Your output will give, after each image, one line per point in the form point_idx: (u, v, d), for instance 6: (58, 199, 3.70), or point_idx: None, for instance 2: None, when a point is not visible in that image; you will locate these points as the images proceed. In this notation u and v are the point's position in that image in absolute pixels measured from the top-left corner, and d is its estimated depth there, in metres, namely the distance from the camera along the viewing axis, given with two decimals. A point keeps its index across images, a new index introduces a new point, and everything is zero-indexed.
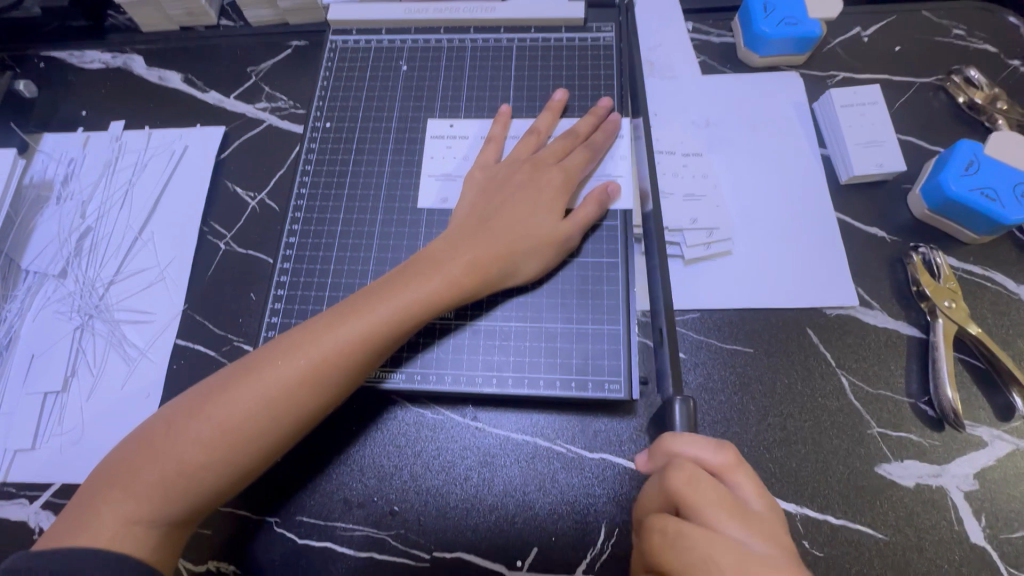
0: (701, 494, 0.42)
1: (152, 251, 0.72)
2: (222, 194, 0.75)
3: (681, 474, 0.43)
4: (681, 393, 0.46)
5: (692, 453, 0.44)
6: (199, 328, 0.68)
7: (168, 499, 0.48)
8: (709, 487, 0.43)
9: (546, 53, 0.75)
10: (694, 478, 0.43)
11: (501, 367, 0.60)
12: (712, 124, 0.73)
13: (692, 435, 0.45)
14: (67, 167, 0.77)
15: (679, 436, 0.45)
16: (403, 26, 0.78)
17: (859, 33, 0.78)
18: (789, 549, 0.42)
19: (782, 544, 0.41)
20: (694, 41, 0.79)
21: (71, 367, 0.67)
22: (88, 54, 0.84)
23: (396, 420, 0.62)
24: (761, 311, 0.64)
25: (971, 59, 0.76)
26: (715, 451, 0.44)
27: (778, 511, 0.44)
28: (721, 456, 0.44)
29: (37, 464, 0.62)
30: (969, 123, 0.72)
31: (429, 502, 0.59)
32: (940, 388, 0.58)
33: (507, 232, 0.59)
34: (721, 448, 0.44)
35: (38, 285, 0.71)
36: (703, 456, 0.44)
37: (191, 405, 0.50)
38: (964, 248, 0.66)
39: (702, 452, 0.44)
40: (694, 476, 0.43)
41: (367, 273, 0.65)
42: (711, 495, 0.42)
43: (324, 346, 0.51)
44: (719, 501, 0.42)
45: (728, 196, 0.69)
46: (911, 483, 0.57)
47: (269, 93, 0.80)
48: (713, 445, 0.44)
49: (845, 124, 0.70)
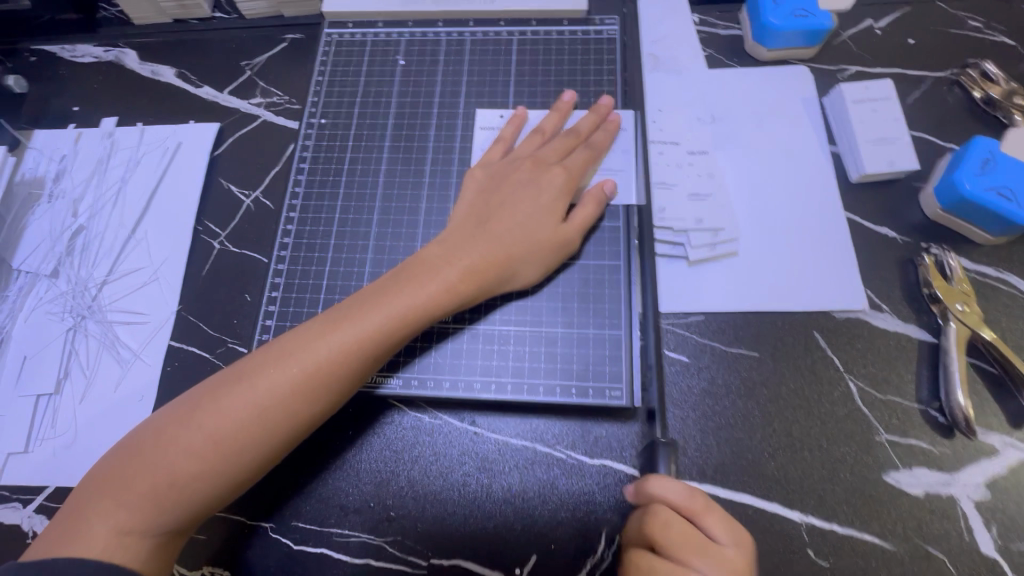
0: (672, 536, 0.46)
1: (146, 250, 0.71)
2: (216, 192, 0.73)
3: (655, 518, 0.47)
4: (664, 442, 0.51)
5: (666, 496, 0.47)
6: (193, 329, 0.67)
7: (160, 509, 0.47)
8: (680, 531, 0.46)
9: (548, 47, 0.73)
10: (666, 522, 0.46)
11: (500, 372, 0.59)
12: (718, 120, 0.71)
13: (669, 480, 0.48)
14: (59, 164, 0.76)
15: (655, 480, 0.48)
16: (400, 19, 0.75)
17: (872, 25, 0.75)
18: None
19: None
20: (700, 34, 0.77)
21: (63, 369, 0.66)
22: (80, 48, 0.82)
23: (393, 424, 0.60)
24: (767, 313, 0.62)
25: (987, 52, 0.73)
26: (689, 497, 0.47)
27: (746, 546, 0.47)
28: (694, 501, 0.47)
29: (30, 467, 0.62)
30: (984, 119, 0.70)
31: (426, 508, 0.58)
32: (951, 394, 0.57)
33: (506, 235, 0.57)
34: (694, 494, 0.47)
35: (30, 285, 0.70)
36: (676, 500, 0.47)
37: (182, 414, 0.49)
38: (977, 249, 0.64)
39: (675, 497, 0.47)
40: (667, 521, 0.46)
41: (363, 274, 0.64)
42: (681, 538, 0.46)
43: (317, 353, 0.50)
44: (689, 543, 0.45)
45: (734, 195, 0.67)
46: (919, 492, 0.55)
47: (264, 87, 0.78)
48: (687, 490, 0.47)
49: (856, 121, 0.68)
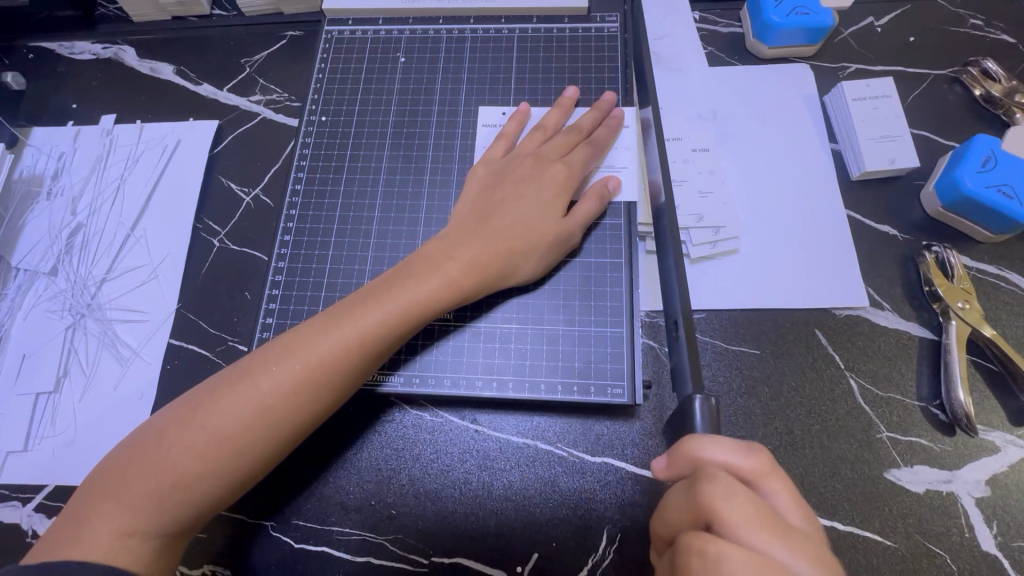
0: (738, 509, 0.38)
1: (145, 248, 0.71)
2: (215, 190, 0.73)
3: (715, 486, 0.39)
4: (700, 391, 0.44)
5: (722, 459, 0.40)
6: (193, 327, 0.66)
7: (163, 510, 0.47)
8: (746, 501, 0.38)
9: (549, 44, 0.73)
10: (730, 491, 0.39)
11: (501, 370, 0.59)
12: (718, 118, 0.71)
13: (722, 440, 0.41)
14: (57, 162, 0.76)
15: (707, 441, 0.41)
16: (400, 16, 0.75)
17: (872, 23, 0.75)
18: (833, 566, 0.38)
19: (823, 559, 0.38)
20: (701, 32, 0.77)
21: (62, 368, 0.66)
22: (78, 45, 0.82)
23: (394, 422, 0.60)
24: (769, 311, 0.62)
25: (987, 50, 0.73)
26: (747, 458, 0.40)
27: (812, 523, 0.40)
28: (753, 462, 0.41)
29: (29, 467, 0.61)
30: (984, 117, 0.70)
31: (428, 506, 0.58)
32: (951, 391, 0.57)
33: (509, 230, 0.57)
34: (751, 453, 0.41)
35: (29, 283, 0.70)
36: (734, 464, 0.40)
37: (183, 414, 0.49)
38: (978, 247, 0.64)
39: (732, 460, 0.40)
40: (730, 488, 0.39)
41: (364, 272, 0.63)
42: (750, 511, 0.38)
43: (319, 350, 0.50)
44: (758, 516, 0.38)
45: (736, 193, 0.67)
46: (921, 489, 0.55)
47: (263, 85, 0.78)
48: (744, 450, 0.41)
49: (857, 118, 0.68)
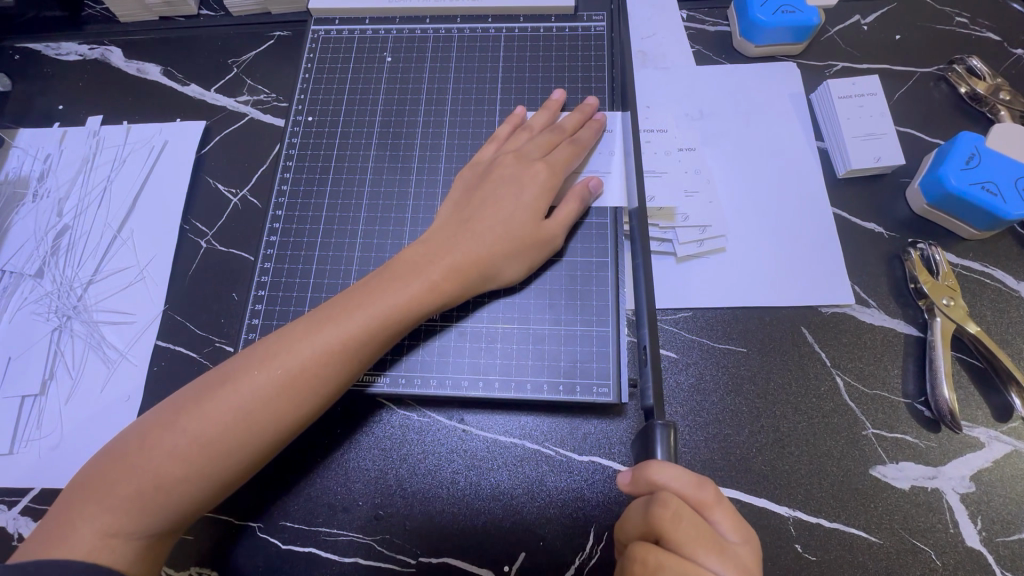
0: (683, 530, 0.41)
1: (132, 249, 0.70)
2: (203, 191, 0.73)
3: (665, 511, 0.41)
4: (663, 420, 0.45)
5: (675, 486, 0.42)
6: (180, 328, 0.66)
7: (145, 511, 0.46)
8: (692, 524, 0.41)
9: (536, 43, 0.73)
10: (678, 514, 0.41)
11: (487, 370, 0.59)
12: (705, 116, 0.71)
13: (678, 468, 0.43)
14: (44, 163, 0.75)
15: (664, 467, 0.42)
16: (387, 16, 0.75)
17: (859, 21, 0.76)
18: None
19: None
20: (688, 30, 0.77)
21: (48, 370, 0.66)
22: (64, 46, 0.81)
23: (382, 423, 0.60)
24: (755, 309, 0.63)
25: (972, 48, 0.74)
26: (700, 487, 0.42)
27: (752, 541, 0.43)
28: (704, 492, 0.42)
29: (15, 470, 0.61)
30: (969, 114, 0.70)
31: (415, 506, 0.58)
32: (937, 388, 0.57)
33: (489, 233, 0.57)
34: (703, 483, 0.43)
35: (14, 285, 0.69)
36: (687, 491, 0.42)
37: (166, 417, 0.49)
38: (963, 244, 0.65)
39: (686, 487, 0.42)
40: (678, 513, 0.41)
41: (350, 272, 0.63)
42: (694, 533, 0.41)
43: (302, 354, 0.50)
44: (701, 538, 0.41)
45: (722, 191, 0.67)
46: (906, 486, 0.55)
47: (251, 85, 0.78)
48: (698, 480, 0.43)
49: (843, 116, 0.68)
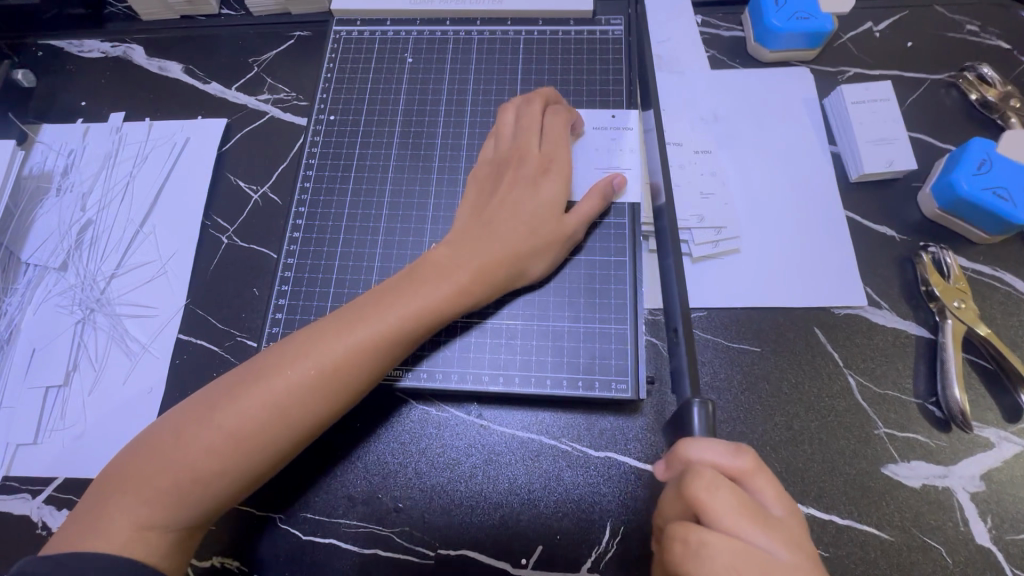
0: (723, 500, 0.41)
1: (154, 243, 0.71)
2: (224, 187, 0.74)
3: (701, 481, 0.41)
4: (699, 396, 0.46)
5: (708, 459, 0.43)
6: (202, 322, 0.67)
7: (181, 504, 0.47)
8: (730, 494, 0.41)
9: (555, 46, 0.74)
10: (714, 484, 0.41)
11: (507, 365, 0.60)
12: (720, 119, 0.72)
13: (711, 440, 0.43)
14: (67, 159, 0.76)
15: (695, 441, 0.43)
16: (409, 17, 0.76)
17: (871, 28, 0.77)
18: (810, 556, 0.41)
19: (799, 545, 0.41)
20: (703, 35, 0.78)
21: (72, 362, 0.67)
22: (88, 43, 0.83)
23: (401, 417, 0.61)
24: (768, 310, 0.64)
25: (983, 55, 0.75)
26: (735, 456, 0.43)
27: (794, 513, 0.43)
28: (740, 461, 0.43)
29: (40, 459, 0.62)
30: (980, 121, 0.72)
31: (434, 499, 0.59)
32: (948, 389, 0.58)
33: (515, 228, 0.58)
34: (739, 450, 0.43)
35: (38, 279, 0.71)
36: (721, 462, 0.43)
37: (199, 412, 0.49)
38: (973, 248, 0.66)
39: (720, 459, 0.43)
40: (714, 482, 0.41)
41: (372, 269, 0.64)
42: (732, 502, 0.41)
43: (334, 351, 0.51)
44: (742, 508, 0.41)
45: (737, 193, 0.68)
46: (917, 484, 0.56)
47: (271, 84, 0.79)
48: (731, 450, 0.43)
49: (856, 121, 0.69)
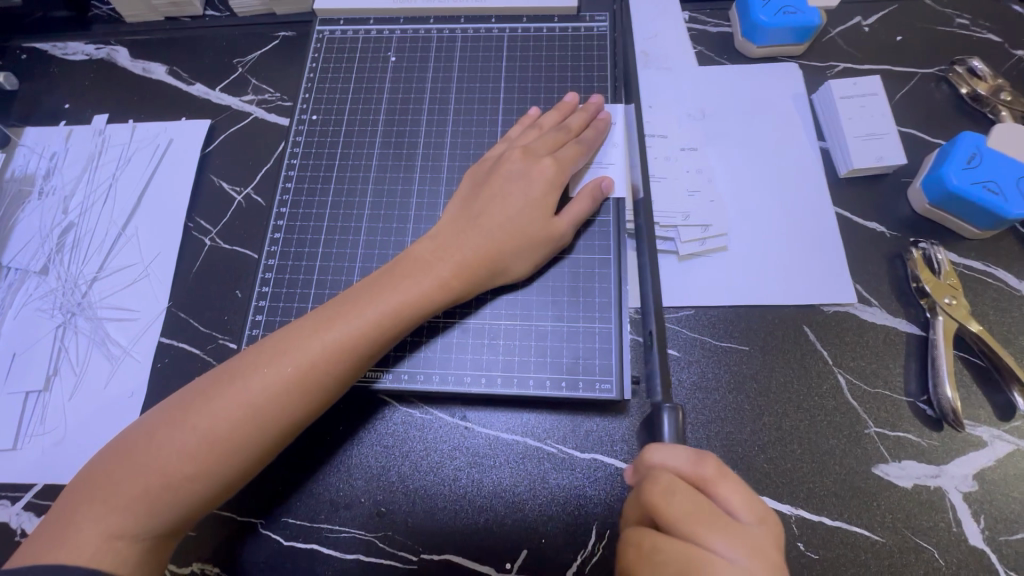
0: (678, 505, 0.42)
1: (137, 246, 0.71)
2: (207, 189, 0.73)
3: (658, 488, 0.42)
4: (670, 403, 0.46)
5: (668, 464, 0.43)
6: (183, 325, 0.66)
7: (152, 510, 0.47)
8: (688, 499, 0.42)
9: (539, 44, 0.73)
10: (671, 489, 0.42)
11: (490, 367, 0.59)
12: (708, 116, 0.71)
13: (675, 446, 0.44)
14: (49, 162, 0.76)
15: (656, 446, 0.44)
16: (392, 16, 0.76)
17: (860, 23, 0.76)
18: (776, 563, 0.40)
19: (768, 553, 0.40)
20: (690, 31, 0.77)
21: (53, 367, 0.66)
22: (71, 46, 0.82)
23: (384, 420, 0.60)
24: (757, 308, 0.63)
25: (973, 48, 0.74)
26: (696, 462, 0.43)
27: (768, 522, 0.42)
28: (701, 468, 0.43)
29: (19, 466, 0.61)
30: (970, 114, 0.71)
31: (417, 503, 0.58)
32: (939, 387, 0.57)
33: (496, 229, 0.57)
34: (701, 458, 0.43)
35: (19, 282, 0.70)
36: (681, 469, 0.43)
37: (173, 416, 0.49)
38: (965, 243, 0.65)
39: (681, 465, 0.43)
40: (670, 488, 0.42)
41: (354, 269, 0.64)
42: (691, 508, 0.41)
43: (310, 351, 0.50)
44: (700, 513, 0.41)
45: (725, 190, 0.67)
46: (908, 484, 0.55)
47: (255, 85, 0.78)
48: (693, 457, 0.43)
49: (844, 116, 0.68)
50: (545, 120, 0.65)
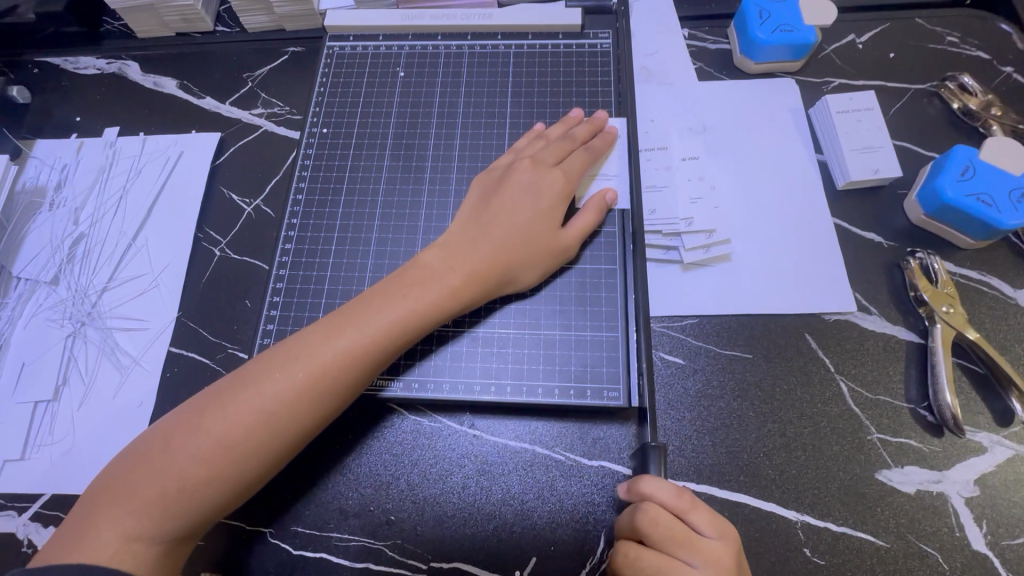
0: (660, 531, 0.48)
1: (147, 257, 0.71)
2: (217, 201, 0.74)
3: (645, 516, 0.48)
4: (656, 442, 0.52)
5: (656, 497, 0.49)
6: (193, 335, 0.67)
7: (168, 514, 0.47)
8: (668, 528, 0.48)
9: (544, 60, 0.75)
10: (655, 518, 0.48)
11: (499, 375, 0.60)
12: (708, 129, 0.73)
13: (661, 480, 0.50)
14: (60, 174, 0.77)
15: (647, 479, 0.50)
16: (400, 32, 0.78)
17: (854, 40, 0.79)
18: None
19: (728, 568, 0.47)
20: (690, 48, 0.80)
21: (62, 377, 0.66)
22: (83, 60, 0.84)
23: (393, 428, 0.61)
24: (760, 317, 0.64)
25: (963, 65, 0.77)
26: (678, 496, 0.49)
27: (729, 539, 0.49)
28: (681, 501, 0.49)
29: (26, 475, 0.61)
30: (962, 128, 0.73)
31: (426, 511, 0.58)
32: (939, 394, 0.58)
33: (507, 237, 0.59)
34: (682, 492, 0.49)
35: (29, 292, 0.70)
36: (666, 501, 0.49)
37: (189, 420, 0.49)
38: (960, 253, 0.66)
39: (666, 498, 0.49)
40: (655, 516, 0.48)
41: (364, 279, 0.65)
42: (670, 535, 0.48)
43: (324, 356, 0.51)
44: (677, 538, 0.48)
45: (726, 201, 0.69)
46: (911, 490, 0.56)
47: (265, 99, 0.80)
48: (675, 490, 0.49)
49: (841, 130, 0.70)
50: (553, 131, 0.67)
